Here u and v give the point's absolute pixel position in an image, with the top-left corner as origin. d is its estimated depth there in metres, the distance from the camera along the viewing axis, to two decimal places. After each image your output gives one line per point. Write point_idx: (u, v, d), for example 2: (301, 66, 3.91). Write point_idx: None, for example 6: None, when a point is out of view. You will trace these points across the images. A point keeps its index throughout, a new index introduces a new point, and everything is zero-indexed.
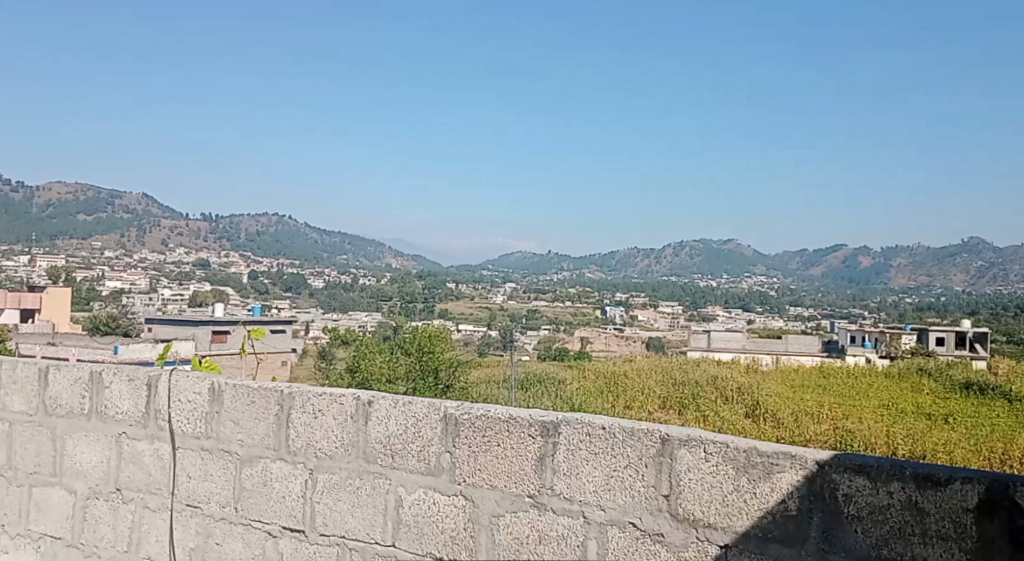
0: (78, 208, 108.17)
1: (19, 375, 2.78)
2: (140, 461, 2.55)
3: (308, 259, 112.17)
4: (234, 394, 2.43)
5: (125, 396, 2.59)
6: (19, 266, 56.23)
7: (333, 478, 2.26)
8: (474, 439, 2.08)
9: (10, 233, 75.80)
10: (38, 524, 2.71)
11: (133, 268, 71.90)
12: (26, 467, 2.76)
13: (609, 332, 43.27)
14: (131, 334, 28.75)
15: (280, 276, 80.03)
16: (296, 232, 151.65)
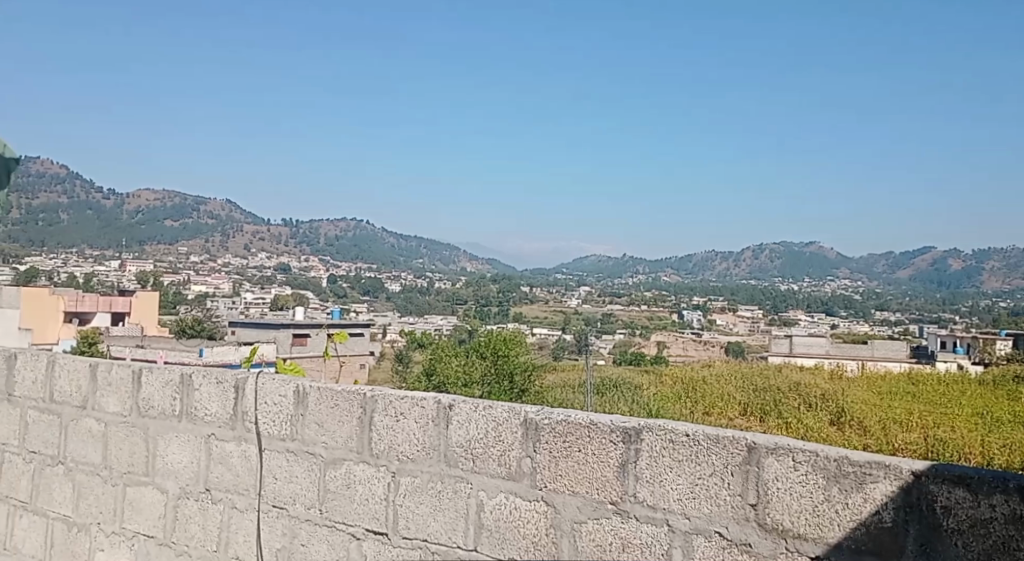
0: (167, 215, 113.02)
1: (114, 376, 2.91)
2: (228, 462, 2.63)
3: (384, 263, 114.20)
4: (319, 397, 2.48)
5: (214, 398, 2.69)
6: (114, 271, 59.15)
7: (415, 480, 2.28)
8: (555, 444, 2.07)
9: (104, 240, 79.81)
10: (131, 522, 2.83)
11: (218, 272, 74.69)
12: (120, 466, 2.88)
13: (687, 337, 42.59)
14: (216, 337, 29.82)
15: (357, 280, 81.78)
16: (372, 238, 154.75)
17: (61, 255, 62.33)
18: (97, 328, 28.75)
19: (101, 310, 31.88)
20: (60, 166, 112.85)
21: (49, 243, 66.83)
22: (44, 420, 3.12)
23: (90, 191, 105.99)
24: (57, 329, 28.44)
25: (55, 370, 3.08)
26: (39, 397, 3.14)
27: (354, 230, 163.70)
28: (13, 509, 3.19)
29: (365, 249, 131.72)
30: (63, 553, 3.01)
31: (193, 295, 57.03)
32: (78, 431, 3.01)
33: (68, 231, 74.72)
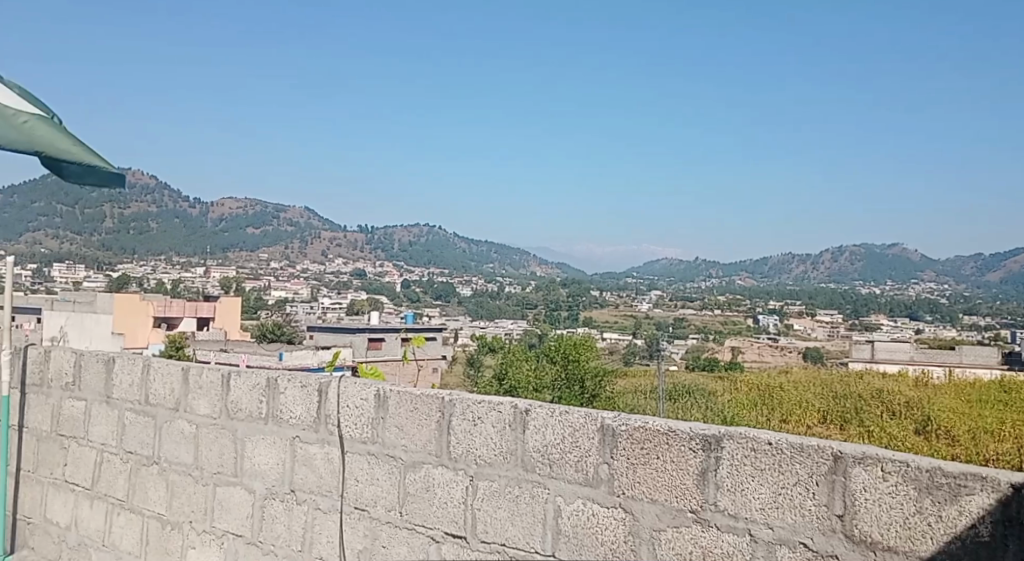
0: (248, 223, 116.95)
1: (204, 380, 3.03)
2: (312, 463, 2.70)
3: (456, 269, 115.48)
4: (399, 400, 2.53)
5: (298, 401, 2.76)
6: (200, 277, 61.57)
7: (493, 484, 2.30)
8: (632, 450, 2.06)
9: (190, 248, 83.12)
10: (221, 522, 2.93)
11: (296, 278, 76.87)
12: (211, 466, 2.99)
13: (762, 343, 41.56)
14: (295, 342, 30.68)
15: (429, 285, 82.97)
16: (443, 243, 156.76)
17: (150, 262, 65.20)
18: (185, 333, 29.95)
19: (187, 315, 33.17)
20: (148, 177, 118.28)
21: (139, 251, 70.07)
22: (140, 421, 3.26)
23: (177, 201, 110.64)
24: (147, 334, 29.73)
25: (150, 374, 3.23)
26: (135, 399, 3.29)
27: (424, 236, 165.94)
28: (112, 506, 3.35)
29: (436, 254, 133.38)
30: (158, 551, 3.14)
31: (273, 300, 58.90)
32: (171, 433, 3.14)
33: (157, 238, 78.12)
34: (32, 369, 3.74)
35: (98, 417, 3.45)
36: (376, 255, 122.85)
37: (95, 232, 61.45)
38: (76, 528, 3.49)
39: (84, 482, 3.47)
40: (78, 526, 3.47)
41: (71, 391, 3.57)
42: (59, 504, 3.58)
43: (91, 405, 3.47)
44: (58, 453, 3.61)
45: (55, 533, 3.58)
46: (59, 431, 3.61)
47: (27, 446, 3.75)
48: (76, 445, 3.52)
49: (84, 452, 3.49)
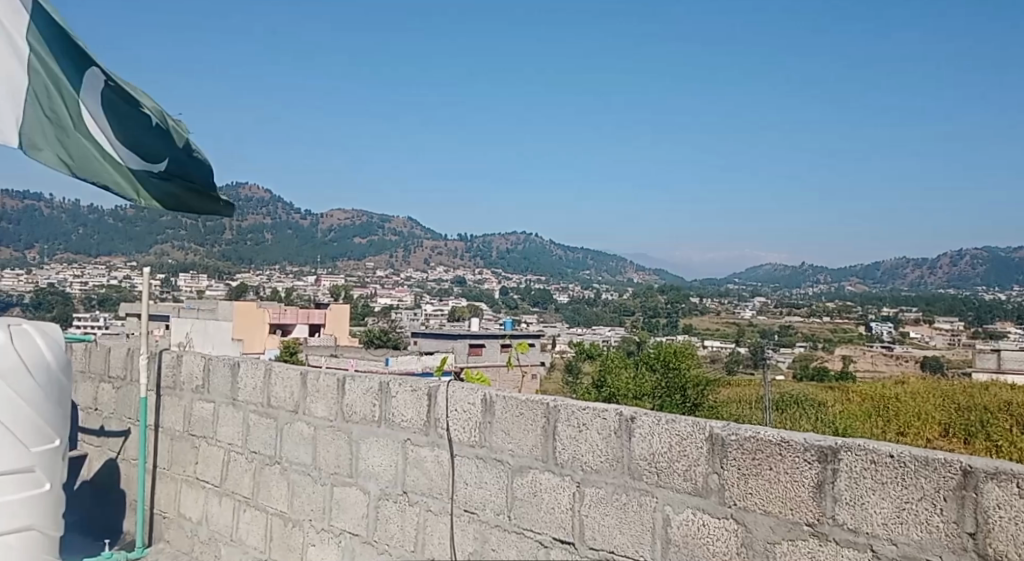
0: (354, 234, 121.10)
1: (322, 384, 3.17)
2: (423, 466, 2.78)
3: (554, 275, 115.71)
4: (505, 405, 2.58)
5: (409, 405, 2.85)
6: (310, 286, 64.17)
7: (600, 491, 2.31)
8: (743, 462, 2.02)
9: (300, 258, 86.69)
10: (338, 520, 3.05)
11: (400, 285, 78.95)
12: (329, 466, 3.11)
13: (876, 352, 39.48)
14: (399, 347, 31.41)
15: (527, 292, 83.44)
16: (542, 251, 157.61)
17: (265, 271, 68.41)
18: (298, 339, 31.21)
19: (299, 321, 34.53)
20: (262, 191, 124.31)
21: (254, 262, 73.59)
22: (263, 423, 3.43)
23: (289, 213, 115.76)
24: (264, 340, 31.12)
25: (272, 378, 3.40)
26: (257, 401, 3.47)
27: (522, 243, 166.70)
28: (239, 503, 3.53)
29: (533, 261, 133.88)
30: (281, 547, 3.30)
31: (378, 307, 60.68)
32: (291, 434, 3.29)
33: (271, 249, 81.86)
34: (166, 372, 3.99)
35: (225, 419, 3.64)
36: (476, 262, 124.66)
37: (216, 243, 65.04)
38: (207, 523, 3.70)
39: (214, 480, 3.67)
40: (209, 522, 3.68)
41: (200, 394, 3.80)
42: (191, 499, 3.81)
43: (219, 407, 3.68)
44: (190, 451, 3.85)
45: (189, 528, 3.81)
46: (191, 431, 3.84)
47: (162, 444, 4.00)
48: (206, 444, 3.74)
49: (213, 451, 3.70)
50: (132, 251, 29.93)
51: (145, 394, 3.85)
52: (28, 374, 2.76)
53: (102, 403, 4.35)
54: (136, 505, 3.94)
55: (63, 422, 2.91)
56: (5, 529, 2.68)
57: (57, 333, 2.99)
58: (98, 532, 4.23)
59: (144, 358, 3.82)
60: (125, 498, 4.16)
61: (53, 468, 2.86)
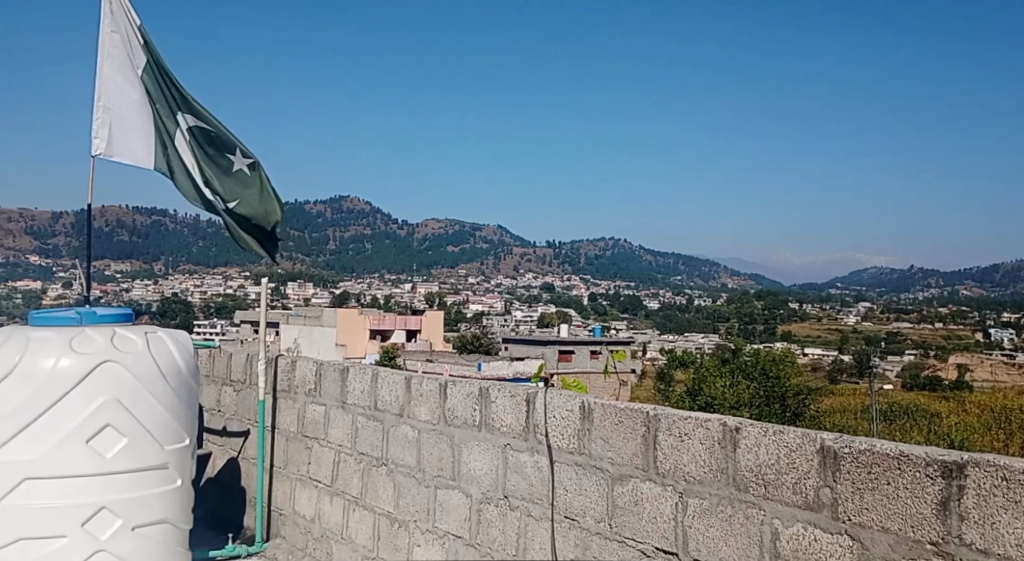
0: (448, 243, 123.30)
1: (425, 389, 3.31)
2: (523, 470, 2.86)
3: (646, 280, 114.28)
4: (603, 413, 2.57)
5: (509, 411, 2.94)
6: (406, 292, 65.71)
7: (704, 502, 2.26)
8: (857, 475, 1.93)
9: (395, 266, 88.92)
10: (443, 522, 3.17)
11: (492, 292, 79.80)
12: (432, 470, 3.24)
13: (996, 359, 36.98)
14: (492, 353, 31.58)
15: (618, 298, 82.76)
16: (633, 258, 156.06)
17: (364, 280, 70.52)
18: (397, 344, 31.83)
19: (397, 327, 35.26)
20: (361, 202, 128.21)
21: (352, 270, 75.86)
22: (371, 426, 3.59)
23: (386, 223, 118.94)
24: (364, 345, 31.93)
25: (378, 382, 3.57)
26: (365, 405, 3.64)
27: (612, 249, 165.01)
28: (348, 502, 3.68)
29: (625, 267, 132.61)
30: (388, 546, 3.44)
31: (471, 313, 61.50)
32: (396, 437, 3.44)
33: (367, 258, 84.12)
34: (280, 377, 4.17)
35: (335, 421, 3.81)
36: (566, 268, 124.61)
37: (318, 254, 67.37)
38: (319, 521, 3.85)
39: (325, 479, 3.83)
40: (321, 520, 3.83)
41: (313, 397, 3.97)
42: (304, 497, 3.97)
43: (330, 410, 3.85)
44: (303, 452, 4.01)
45: (302, 525, 3.97)
46: (304, 432, 4.01)
47: (278, 445, 4.18)
48: (318, 445, 3.90)
49: (324, 451, 3.86)
50: (244, 261, 31.36)
51: (262, 397, 4.05)
52: (162, 378, 2.90)
53: (224, 405, 4.55)
54: (255, 503, 4.13)
55: (192, 422, 3.06)
56: (144, 521, 2.84)
57: (186, 339, 3.15)
58: (221, 527, 4.45)
59: (262, 363, 4.03)
60: (245, 495, 4.34)
61: (184, 465, 3.01)
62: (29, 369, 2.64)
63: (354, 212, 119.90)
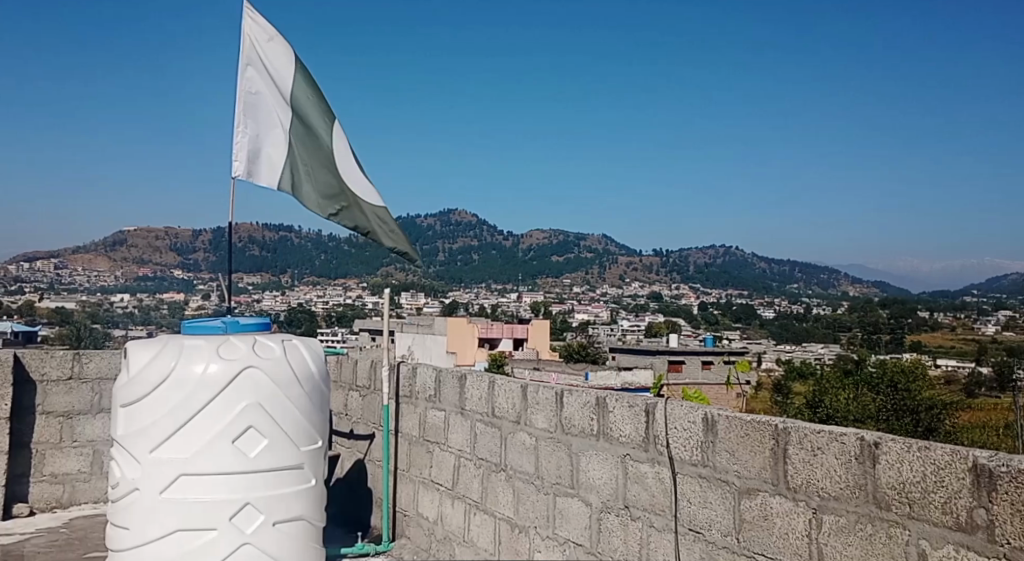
0: (554, 253, 123.90)
1: (541, 397, 3.34)
2: (644, 481, 2.82)
3: (758, 288, 110.93)
4: (727, 424, 2.51)
5: (626, 421, 2.92)
6: (514, 302, 66.45)
7: (840, 519, 2.16)
8: (1017, 497, 1.77)
9: (502, 276, 90.12)
10: (562, 529, 3.19)
11: (598, 302, 79.46)
12: (551, 477, 3.27)
13: None
14: (601, 363, 31.31)
15: (730, 307, 80.74)
16: (744, 265, 151.75)
17: (472, 290, 71.95)
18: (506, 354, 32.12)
19: (505, 336, 35.71)
20: (469, 215, 130.94)
21: (461, 280, 77.43)
22: (489, 432, 3.65)
23: (492, 234, 120.88)
24: (474, 353, 32.44)
25: (495, 391, 3.62)
26: (483, 411, 3.70)
27: (721, 258, 160.57)
28: (470, 506, 3.75)
29: (735, 273, 129.22)
30: (510, 551, 3.49)
31: (577, 323, 61.49)
32: (515, 444, 3.48)
33: (475, 269, 85.73)
34: (402, 383, 4.30)
35: (455, 426, 3.88)
36: (674, 277, 122.66)
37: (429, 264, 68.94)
38: (442, 523, 3.93)
39: (447, 483, 3.91)
40: (444, 522, 3.90)
41: (433, 403, 4.07)
42: (427, 499, 4.06)
43: (449, 415, 3.93)
44: (425, 456, 4.11)
45: (426, 526, 4.06)
46: (426, 437, 4.11)
47: (401, 449, 4.30)
48: (439, 450, 3.99)
49: (445, 456, 3.95)
50: (362, 272, 32.50)
51: (386, 401, 4.19)
52: (297, 384, 3.03)
53: (351, 408, 4.73)
54: (381, 503, 4.25)
55: (323, 424, 3.19)
56: (283, 517, 2.97)
57: (318, 346, 3.28)
58: (350, 525, 4.61)
59: (385, 370, 4.17)
60: (371, 496, 4.48)
61: (317, 465, 3.13)
62: (182, 376, 2.82)
63: (460, 225, 122.03)
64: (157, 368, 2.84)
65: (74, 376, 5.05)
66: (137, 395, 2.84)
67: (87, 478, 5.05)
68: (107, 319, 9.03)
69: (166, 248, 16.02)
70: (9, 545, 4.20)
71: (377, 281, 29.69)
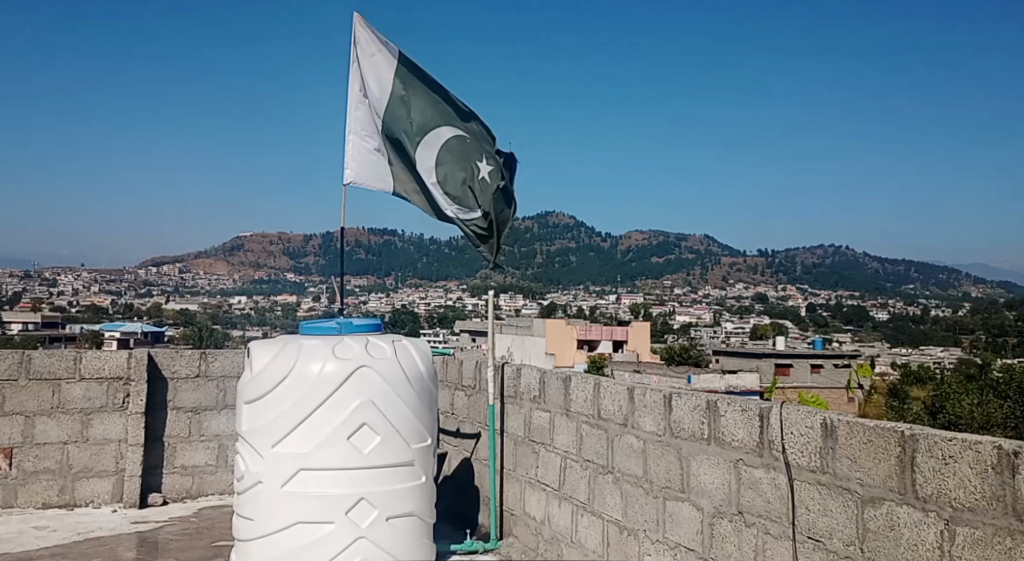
0: (653, 253, 122.37)
1: (649, 401, 3.32)
2: (759, 487, 2.77)
3: (870, 288, 106.08)
4: (848, 431, 2.43)
5: (740, 426, 2.86)
6: (613, 304, 66.10)
7: (975, 532, 2.05)
8: None
9: (600, 278, 89.83)
10: (673, 533, 3.15)
11: (699, 304, 78.04)
12: (660, 481, 3.24)
13: None
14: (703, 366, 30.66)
15: (839, 309, 77.64)
16: (855, 264, 145.56)
17: (570, 292, 72.03)
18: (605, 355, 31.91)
19: (603, 338, 35.56)
20: (567, 217, 131.14)
21: (559, 283, 77.69)
22: (595, 434, 3.65)
23: (591, 236, 120.62)
24: (573, 355, 32.42)
25: (601, 392, 3.62)
26: (588, 414, 3.71)
27: (830, 256, 154.41)
28: (577, 507, 3.76)
29: (845, 272, 124.00)
30: (618, 553, 3.48)
31: (678, 325, 60.59)
32: (622, 446, 3.48)
33: (573, 271, 85.80)
34: (507, 384, 4.36)
35: (560, 428, 3.91)
36: (779, 277, 118.83)
37: (527, 265, 69.30)
38: (549, 523, 3.96)
39: (553, 483, 3.94)
40: (551, 522, 3.93)
41: (538, 404, 4.10)
42: (533, 499, 4.10)
43: (554, 417, 3.96)
44: (531, 456, 4.15)
45: (533, 526, 4.10)
46: (532, 437, 4.15)
47: (507, 449, 4.36)
48: (545, 451, 4.02)
49: (551, 457, 3.98)
50: (462, 274, 33.04)
51: (492, 401, 4.26)
52: (407, 383, 3.12)
53: (457, 408, 4.84)
54: (489, 502, 4.34)
55: (433, 424, 3.26)
56: (397, 513, 3.06)
57: (427, 347, 3.37)
58: (458, 523, 4.70)
59: (491, 370, 4.24)
60: (478, 494, 4.57)
61: (427, 463, 3.21)
62: (301, 374, 2.97)
63: (557, 227, 122.10)
64: (278, 366, 3.00)
65: (202, 374, 5.36)
66: (259, 393, 3.01)
67: (213, 470, 5.35)
68: (227, 321, 9.59)
69: (280, 255, 16.86)
70: (146, 532, 4.49)
71: (476, 284, 30.14)
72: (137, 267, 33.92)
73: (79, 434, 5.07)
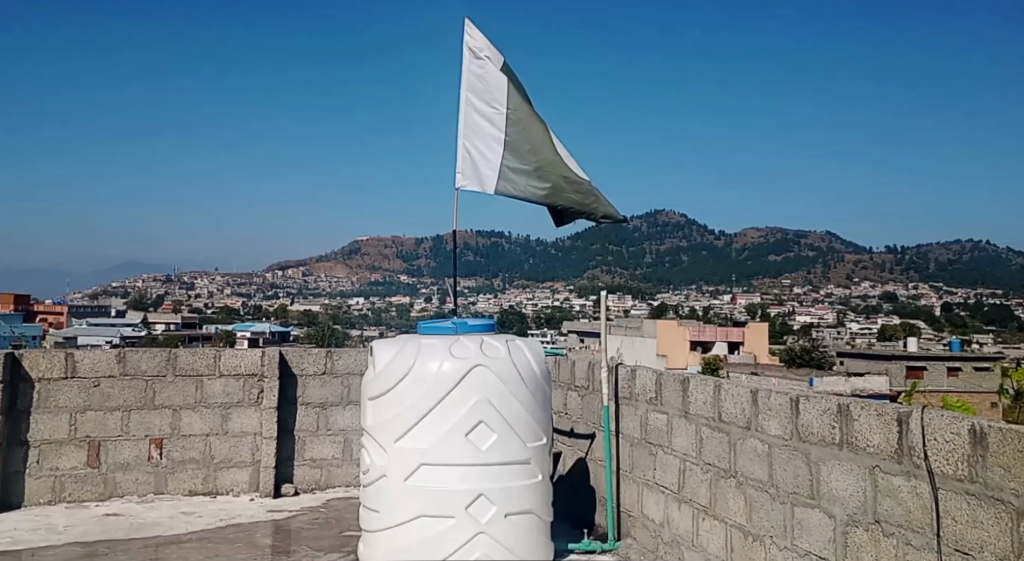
0: (770, 252, 118.42)
1: (774, 403, 3.20)
2: (898, 495, 2.60)
3: (1013, 285, 98.55)
4: (1000, 438, 2.24)
5: (875, 430, 2.71)
6: (728, 304, 64.43)
7: None
8: None
9: (714, 278, 87.74)
10: (803, 541, 3.01)
11: (821, 303, 74.89)
12: (788, 486, 3.11)
13: None
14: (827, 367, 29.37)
15: (977, 308, 72.62)
16: (994, 259, 135.69)
17: (682, 292, 70.76)
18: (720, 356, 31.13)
19: (718, 338, 34.68)
20: (678, 216, 128.82)
21: (672, 283, 76.51)
22: (716, 437, 3.55)
23: (704, 235, 117.95)
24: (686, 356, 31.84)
25: (722, 394, 3.52)
26: (708, 416, 3.61)
27: (966, 252, 144.58)
28: (697, 511, 3.67)
29: (984, 269, 115.73)
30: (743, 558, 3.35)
31: (798, 325, 58.34)
32: (745, 450, 3.36)
33: (685, 271, 84.16)
34: (622, 385, 4.31)
35: (678, 430, 3.83)
36: (909, 274, 112.25)
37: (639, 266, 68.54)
38: (669, 526, 3.87)
39: (672, 486, 3.86)
40: (670, 525, 3.86)
41: (654, 405, 4.04)
42: (652, 501, 4.03)
43: (672, 418, 3.87)
44: (649, 458, 4.07)
45: (652, 528, 4.02)
46: (648, 439, 4.08)
47: (623, 450, 4.30)
48: (662, 452, 3.94)
49: (669, 459, 3.90)
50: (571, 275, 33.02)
51: (607, 403, 4.22)
52: (522, 382, 3.13)
53: (571, 408, 4.82)
54: (607, 503, 4.29)
55: (548, 423, 3.24)
56: (514, 510, 3.01)
57: (541, 347, 3.37)
58: (575, 523, 4.68)
59: (605, 371, 4.20)
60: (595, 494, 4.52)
61: (545, 462, 3.18)
62: (421, 372, 3.05)
63: (667, 227, 120.15)
64: (400, 364, 3.09)
65: (327, 371, 5.58)
66: (382, 390, 3.10)
67: (340, 463, 5.56)
68: (347, 320, 9.99)
69: (396, 258, 17.38)
70: (281, 520, 4.72)
71: (585, 285, 30.06)
72: (264, 271, 35.83)
73: (219, 427, 5.38)
